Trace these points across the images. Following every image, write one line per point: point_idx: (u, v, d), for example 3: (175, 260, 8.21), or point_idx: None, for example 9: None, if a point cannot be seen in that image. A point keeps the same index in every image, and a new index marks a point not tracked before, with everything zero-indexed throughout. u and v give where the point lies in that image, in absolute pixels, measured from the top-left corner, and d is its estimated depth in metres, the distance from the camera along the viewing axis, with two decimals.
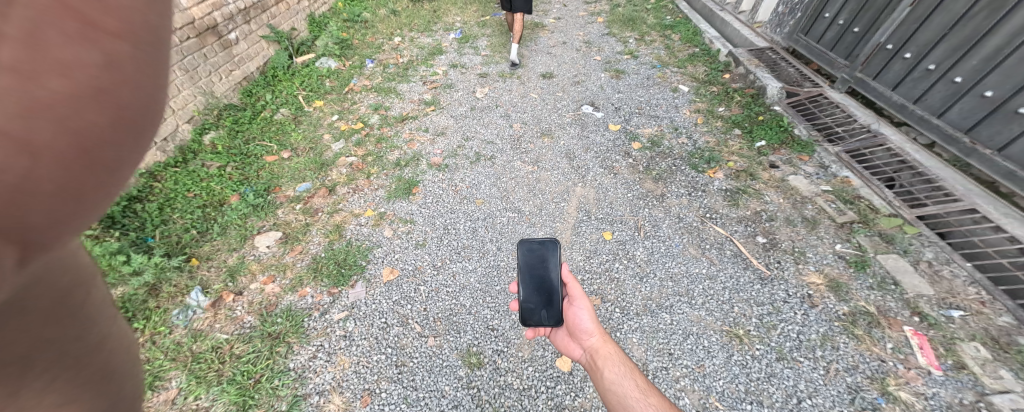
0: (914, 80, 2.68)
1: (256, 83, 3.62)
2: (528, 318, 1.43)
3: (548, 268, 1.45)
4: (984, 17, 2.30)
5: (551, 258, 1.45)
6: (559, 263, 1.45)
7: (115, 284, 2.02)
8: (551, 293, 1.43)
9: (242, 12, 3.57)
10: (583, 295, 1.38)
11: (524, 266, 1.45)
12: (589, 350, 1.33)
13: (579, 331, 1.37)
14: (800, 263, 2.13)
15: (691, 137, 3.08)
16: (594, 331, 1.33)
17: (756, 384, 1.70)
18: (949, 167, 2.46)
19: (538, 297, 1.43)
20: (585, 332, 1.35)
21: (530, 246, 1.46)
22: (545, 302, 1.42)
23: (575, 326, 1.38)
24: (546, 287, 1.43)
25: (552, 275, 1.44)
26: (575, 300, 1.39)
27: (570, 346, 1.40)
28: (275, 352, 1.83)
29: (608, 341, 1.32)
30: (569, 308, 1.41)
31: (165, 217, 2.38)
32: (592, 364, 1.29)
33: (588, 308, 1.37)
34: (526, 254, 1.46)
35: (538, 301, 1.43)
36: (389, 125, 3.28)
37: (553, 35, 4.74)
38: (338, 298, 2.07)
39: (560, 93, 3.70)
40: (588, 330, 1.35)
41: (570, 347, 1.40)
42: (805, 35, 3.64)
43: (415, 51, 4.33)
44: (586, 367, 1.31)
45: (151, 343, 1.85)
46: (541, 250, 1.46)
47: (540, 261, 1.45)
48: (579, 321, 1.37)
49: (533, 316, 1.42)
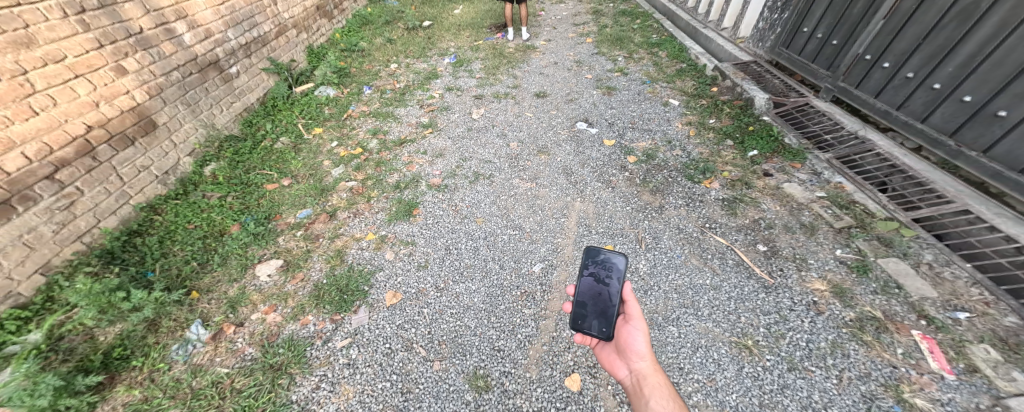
0: (896, 88, 2.78)
1: (256, 113, 3.66)
2: (579, 323, 1.47)
3: (611, 281, 1.47)
4: (954, 27, 2.39)
5: (614, 272, 1.48)
6: (622, 279, 1.47)
7: (114, 321, 1.96)
8: (608, 306, 1.44)
9: (243, 47, 3.66)
10: (641, 317, 1.39)
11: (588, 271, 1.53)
12: (635, 374, 1.34)
13: (629, 352, 1.38)
14: (803, 269, 2.15)
15: (685, 149, 3.14)
16: (645, 356, 1.34)
17: (770, 396, 1.66)
18: (937, 170, 2.52)
19: (595, 305, 1.46)
20: (635, 355, 1.36)
21: (597, 254, 1.52)
22: (599, 313, 1.45)
23: (626, 345, 1.39)
24: (603, 299, 1.46)
25: (612, 288, 1.46)
26: (631, 319, 1.40)
27: (616, 364, 1.41)
28: (277, 385, 1.77)
29: (658, 370, 1.30)
30: (623, 327, 1.43)
31: (164, 250, 2.36)
32: (637, 388, 1.29)
33: (643, 331, 1.37)
34: (591, 259, 1.53)
35: (591, 310, 1.46)
36: (388, 149, 3.31)
37: (545, 56, 4.88)
38: (340, 325, 2.04)
39: (554, 111, 3.77)
40: (639, 353, 1.35)
41: (615, 366, 1.40)
42: (786, 48, 3.79)
43: (411, 77, 4.43)
44: (630, 389, 1.32)
45: (149, 381, 1.78)
46: (608, 260, 1.51)
47: (604, 271, 1.50)
48: (632, 342, 1.38)
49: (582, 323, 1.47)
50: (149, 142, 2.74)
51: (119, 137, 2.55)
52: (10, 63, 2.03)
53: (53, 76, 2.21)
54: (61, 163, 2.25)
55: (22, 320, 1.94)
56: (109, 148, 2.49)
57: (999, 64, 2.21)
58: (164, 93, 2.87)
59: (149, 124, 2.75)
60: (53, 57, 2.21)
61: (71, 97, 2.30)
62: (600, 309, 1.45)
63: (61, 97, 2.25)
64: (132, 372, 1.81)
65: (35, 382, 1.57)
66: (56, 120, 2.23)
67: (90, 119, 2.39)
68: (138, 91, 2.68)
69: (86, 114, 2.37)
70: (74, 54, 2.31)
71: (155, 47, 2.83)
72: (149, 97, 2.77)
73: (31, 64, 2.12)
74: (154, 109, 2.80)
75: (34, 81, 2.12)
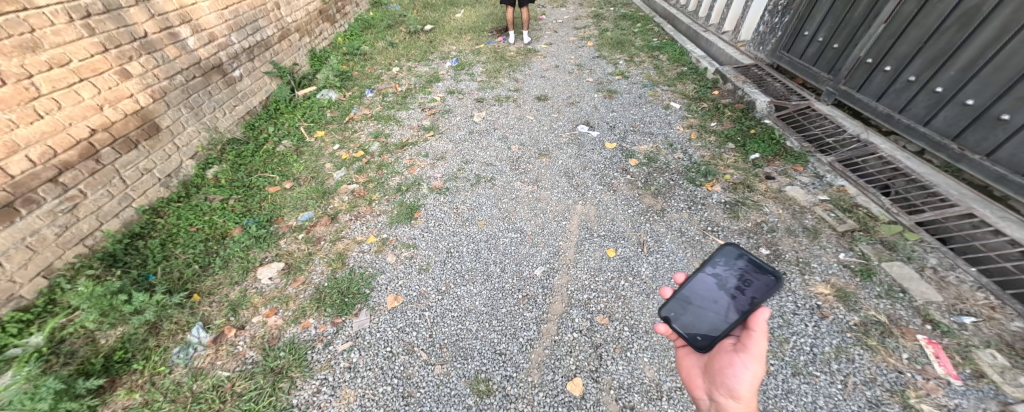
0: (897, 91, 2.78)
1: (258, 116, 3.67)
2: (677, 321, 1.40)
3: (739, 298, 1.29)
4: (955, 31, 2.39)
5: (750, 289, 1.28)
6: (757, 302, 1.25)
7: (115, 324, 1.95)
8: (722, 323, 1.29)
9: (246, 51, 3.68)
10: (760, 357, 1.18)
11: (711, 272, 1.39)
12: (721, 405, 1.24)
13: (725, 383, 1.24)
14: (806, 273, 2.13)
15: (687, 152, 3.14)
16: (742, 397, 1.19)
17: (775, 401, 1.64)
18: (940, 173, 2.51)
19: (705, 311, 1.35)
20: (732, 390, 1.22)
21: (743, 260, 1.33)
22: (705, 324, 1.33)
23: (725, 374, 1.24)
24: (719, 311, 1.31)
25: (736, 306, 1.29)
26: (745, 353, 1.22)
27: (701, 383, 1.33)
28: (277, 388, 1.77)
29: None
30: (730, 354, 1.26)
31: (166, 253, 2.36)
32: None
33: (755, 372, 1.18)
34: (723, 259, 1.37)
35: (697, 315, 1.36)
36: (390, 152, 3.32)
37: (546, 60, 4.89)
38: (341, 328, 2.03)
39: (556, 115, 3.78)
40: (736, 390, 1.21)
41: (699, 383, 1.34)
42: (788, 52, 3.79)
43: (413, 80, 4.45)
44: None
45: (150, 384, 1.78)
46: (749, 271, 1.31)
47: (736, 282, 1.33)
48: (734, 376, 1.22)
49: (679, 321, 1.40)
50: (152, 145, 2.75)
51: (122, 141, 2.56)
52: (16, 67, 2.04)
53: (58, 80, 2.22)
54: (65, 166, 2.25)
55: (23, 323, 1.93)
56: (112, 151, 2.50)
57: (1000, 68, 2.20)
58: (167, 97, 2.89)
59: (152, 127, 2.76)
60: (58, 61, 2.22)
61: (75, 101, 2.30)
62: (709, 319, 1.32)
63: (66, 100, 2.26)
64: (133, 375, 1.80)
65: (35, 386, 1.57)
66: (60, 124, 2.23)
67: (93, 123, 2.39)
68: (142, 95, 2.69)
69: (90, 118, 2.38)
70: (79, 58, 2.33)
71: (160, 51, 2.85)
72: (153, 100, 2.78)
73: (37, 68, 2.13)
74: (158, 112, 2.81)
75: (39, 85, 2.13)
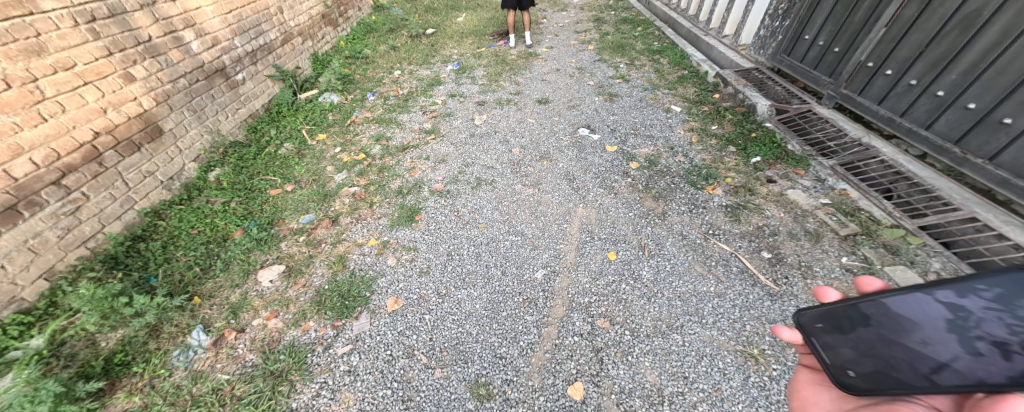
0: (899, 95, 2.77)
1: (261, 119, 3.69)
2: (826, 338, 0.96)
3: (982, 355, 0.70)
4: (956, 35, 2.39)
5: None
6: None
7: (116, 327, 1.95)
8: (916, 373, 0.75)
9: (249, 54, 3.71)
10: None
11: (948, 301, 0.79)
12: None
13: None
14: (808, 278, 2.12)
15: (688, 155, 3.14)
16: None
17: (777, 407, 1.63)
18: (942, 177, 2.50)
19: (892, 347, 0.83)
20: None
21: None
22: (881, 361, 0.82)
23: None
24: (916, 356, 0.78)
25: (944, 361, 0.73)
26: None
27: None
28: (277, 392, 1.76)
29: None
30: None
31: (168, 255, 2.36)
32: None
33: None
34: (998, 293, 0.74)
35: (868, 343, 0.88)
36: (391, 155, 3.32)
37: (547, 63, 4.91)
38: (341, 331, 2.03)
39: (557, 118, 3.78)
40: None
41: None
42: (788, 55, 3.80)
43: (415, 83, 4.46)
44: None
45: (149, 387, 1.77)
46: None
47: (1002, 332, 0.71)
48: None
49: (832, 340, 0.95)
50: (155, 148, 2.76)
51: (125, 144, 2.58)
52: (21, 70, 2.06)
53: (63, 83, 2.24)
54: (68, 169, 2.27)
55: (25, 325, 1.94)
56: (115, 154, 2.51)
57: (1002, 72, 2.20)
58: (170, 100, 2.90)
59: (155, 130, 2.77)
60: (63, 65, 2.24)
61: (79, 104, 2.32)
62: (893, 359, 0.80)
63: (70, 104, 2.28)
64: (133, 378, 1.80)
65: (35, 389, 1.57)
66: (64, 127, 2.25)
67: (97, 126, 2.41)
68: (145, 98, 2.71)
69: (94, 121, 2.40)
70: (84, 62, 2.34)
71: (164, 55, 2.87)
72: (156, 103, 2.79)
73: (42, 72, 2.14)
74: (161, 115, 2.82)
75: (44, 88, 2.15)
